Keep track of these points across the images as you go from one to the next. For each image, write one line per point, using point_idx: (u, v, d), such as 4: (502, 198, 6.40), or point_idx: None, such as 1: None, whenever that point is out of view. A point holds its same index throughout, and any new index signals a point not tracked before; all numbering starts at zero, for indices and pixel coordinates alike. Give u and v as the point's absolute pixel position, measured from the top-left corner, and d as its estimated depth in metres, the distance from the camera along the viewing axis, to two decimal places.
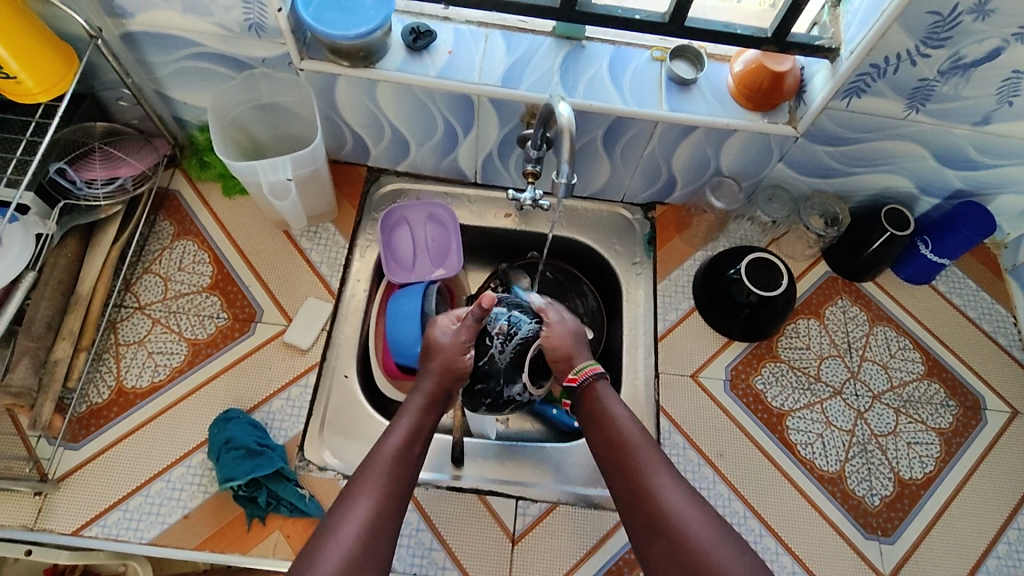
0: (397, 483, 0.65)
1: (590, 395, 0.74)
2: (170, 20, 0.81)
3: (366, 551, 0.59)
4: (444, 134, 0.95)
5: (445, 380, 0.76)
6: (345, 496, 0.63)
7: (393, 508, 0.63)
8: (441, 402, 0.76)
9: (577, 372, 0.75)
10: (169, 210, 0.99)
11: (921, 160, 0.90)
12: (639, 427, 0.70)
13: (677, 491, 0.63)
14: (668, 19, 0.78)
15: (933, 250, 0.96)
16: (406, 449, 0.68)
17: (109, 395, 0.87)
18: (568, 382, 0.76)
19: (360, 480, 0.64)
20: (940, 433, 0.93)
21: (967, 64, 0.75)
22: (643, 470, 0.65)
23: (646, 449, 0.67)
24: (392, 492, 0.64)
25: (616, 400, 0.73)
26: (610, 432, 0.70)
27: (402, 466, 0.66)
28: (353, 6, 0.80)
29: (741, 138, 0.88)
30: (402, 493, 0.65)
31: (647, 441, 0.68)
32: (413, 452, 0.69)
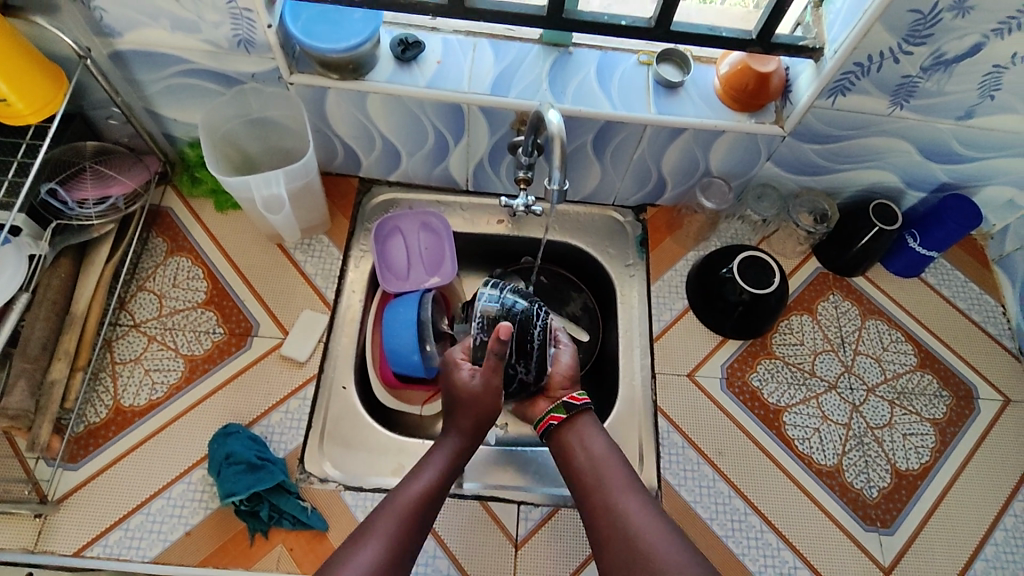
0: (412, 531, 0.67)
1: (571, 425, 0.78)
2: (159, 38, 0.81)
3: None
4: (435, 143, 0.96)
5: (480, 425, 0.76)
6: (358, 539, 0.66)
7: (403, 556, 0.66)
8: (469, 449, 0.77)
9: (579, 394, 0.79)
10: (162, 227, 0.99)
11: (906, 155, 0.91)
12: (616, 452, 0.75)
13: (646, 513, 0.69)
14: (653, 25, 0.79)
15: (921, 243, 0.98)
16: (426, 495, 0.70)
17: (107, 414, 0.87)
18: (568, 399, 0.78)
19: (378, 522, 0.67)
20: (934, 424, 0.94)
21: (948, 60, 0.76)
22: (615, 494, 0.71)
23: (620, 473, 0.73)
24: (406, 540, 0.67)
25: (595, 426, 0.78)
26: (589, 457, 0.74)
27: (419, 514, 0.69)
28: (342, 19, 0.80)
29: (729, 139, 0.89)
30: (415, 539, 0.68)
31: (623, 465, 0.74)
32: (433, 499, 0.70)
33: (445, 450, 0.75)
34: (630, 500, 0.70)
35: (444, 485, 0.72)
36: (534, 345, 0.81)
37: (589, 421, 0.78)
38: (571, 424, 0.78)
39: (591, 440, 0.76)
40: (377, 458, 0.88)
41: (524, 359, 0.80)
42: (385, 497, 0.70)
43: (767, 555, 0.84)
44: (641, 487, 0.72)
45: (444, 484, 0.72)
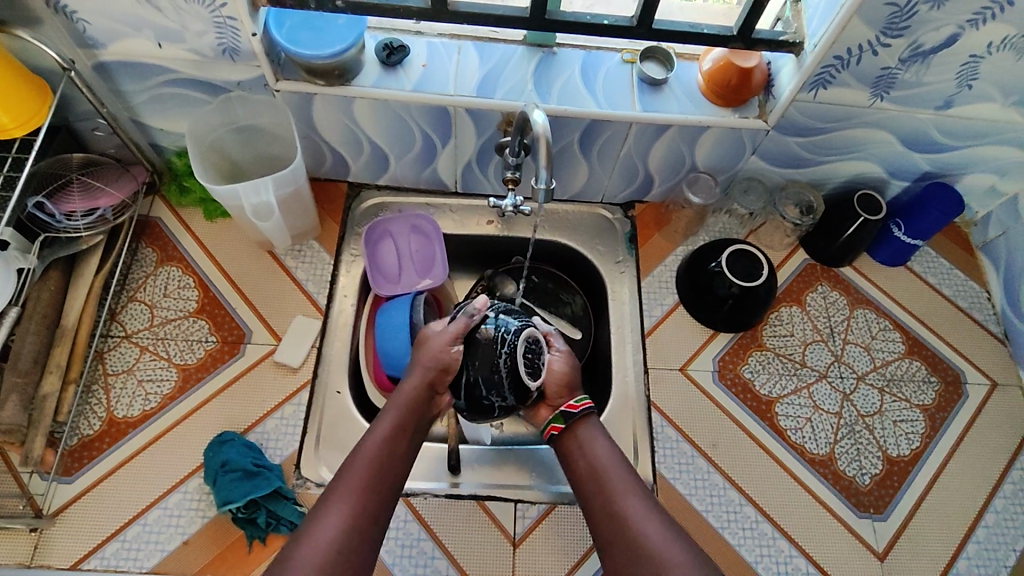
0: (374, 486, 0.67)
1: (573, 430, 0.78)
2: (143, 48, 0.81)
3: (341, 558, 0.61)
4: (423, 147, 0.96)
5: (433, 373, 0.77)
6: (322, 503, 0.65)
7: (370, 512, 0.65)
8: (428, 402, 0.76)
9: (576, 401, 0.79)
10: (151, 237, 0.99)
11: (889, 146, 0.92)
12: (618, 454, 0.75)
13: (648, 516, 0.69)
14: (635, 23, 0.79)
15: (906, 232, 0.99)
16: (385, 451, 0.69)
17: (101, 426, 0.87)
18: (568, 408, 0.78)
19: (340, 485, 0.66)
20: (924, 410, 0.95)
21: (926, 51, 0.77)
22: (616, 497, 0.71)
23: (622, 475, 0.72)
24: (369, 495, 0.66)
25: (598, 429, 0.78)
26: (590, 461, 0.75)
27: (379, 469, 0.68)
28: (326, 25, 0.81)
29: (714, 134, 0.90)
30: (380, 495, 0.67)
31: (624, 468, 0.74)
32: (393, 454, 0.70)
33: (401, 404, 0.74)
34: (631, 502, 0.70)
35: (403, 439, 0.72)
36: (511, 372, 0.77)
37: (591, 424, 0.78)
38: (574, 428, 0.78)
39: (592, 444, 0.76)
40: None
41: (499, 383, 0.78)
42: (346, 459, 0.69)
43: (763, 545, 0.85)
44: (643, 490, 0.72)
45: (402, 438, 0.71)
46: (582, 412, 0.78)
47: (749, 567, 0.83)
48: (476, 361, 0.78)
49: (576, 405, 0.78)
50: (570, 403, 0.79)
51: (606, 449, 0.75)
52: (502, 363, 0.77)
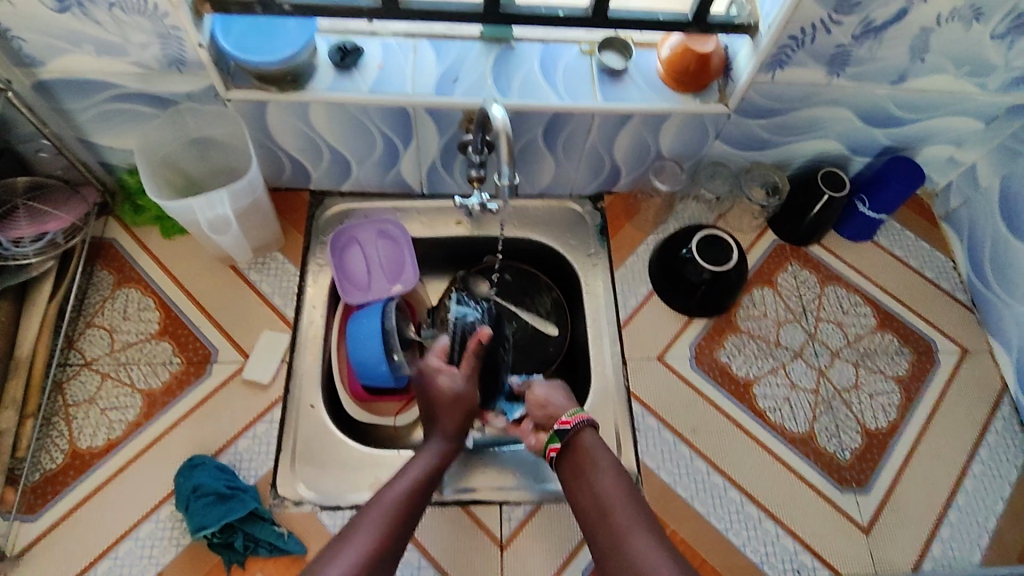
0: (405, 514, 0.72)
1: (578, 445, 0.78)
2: (84, 63, 0.78)
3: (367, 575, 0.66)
4: (384, 150, 0.94)
5: (462, 422, 0.83)
6: (352, 526, 0.70)
7: (398, 537, 0.70)
8: (455, 445, 0.82)
9: (570, 416, 0.80)
10: (106, 259, 0.95)
11: (848, 123, 0.93)
12: (620, 476, 0.75)
13: (649, 547, 0.68)
14: (590, 13, 0.78)
15: (871, 207, 1.00)
16: (418, 484, 0.75)
17: (63, 459, 0.83)
18: (562, 424, 0.79)
19: (363, 519, 0.70)
20: (898, 381, 0.96)
21: (877, 27, 0.77)
22: (619, 526, 0.71)
23: (626, 503, 0.73)
24: (400, 522, 0.71)
25: (603, 450, 0.78)
26: (592, 484, 0.75)
27: (411, 500, 0.73)
28: (275, 30, 0.78)
29: (677, 121, 0.90)
30: (404, 528, 0.71)
31: (628, 495, 0.73)
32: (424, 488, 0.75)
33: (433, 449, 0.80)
34: (635, 532, 0.70)
35: (433, 475, 0.77)
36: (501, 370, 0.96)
37: (592, 445, 0.78)
38: (577, 446, 0.78)
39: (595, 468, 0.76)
40: (352, 474, 0.86)
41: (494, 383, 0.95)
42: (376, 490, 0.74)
43: (750, 528, 0.84)
44: (648, 521, 0.72)
45: (429, 480, 0.76)
46: (575, 427, 0.79)
47: (738, 551, 0.83)
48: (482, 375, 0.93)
49: (569, 420, 0.79)
50: (563, 419, 0.80)
51: (611, 472, 0.75)
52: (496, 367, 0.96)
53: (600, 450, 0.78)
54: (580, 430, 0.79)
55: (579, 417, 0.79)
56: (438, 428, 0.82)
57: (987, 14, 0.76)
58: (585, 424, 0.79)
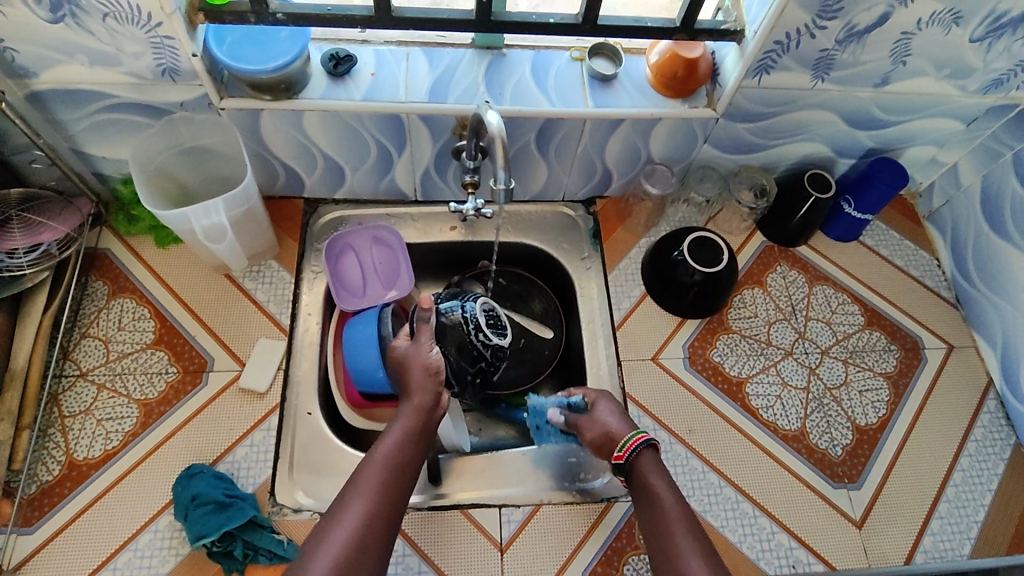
0: (390, 483, 0.71)
1: (636, 471, 0.77)
2: (77, 74, 0.78)
3: (362, 547, 0.66)
4: (378, 156, 0.95)
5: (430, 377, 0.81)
6: (340, 502, 0.69)
7: (387, 506, 0.69)
8: (432, 409, 0.80)
9: (620, 449, 0.79)
10: (100, 270, 0.95)
11: (833, 125, 0.95)
12: (678, 503, 0.73)
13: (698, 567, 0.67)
14: (581, 20, 0.79)
15: (856, 208, 1.02)
16: (398, 452, 0.74)
17: (61, 471, 0.83)
18: (616, 460, 0.79)
19: (354, 487, 0.70)
20: (887, 377, 0.98)
21: (860, 31, 0.79)
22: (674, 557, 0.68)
23: (681, 531, 0.70)
24: (386, 491, 0.70)
25: (662, 479, 0.75)
26: (649, 510, 0.74)
27: (394, 469, 0.72)
28: (268, 39, 0.79)
29: (666, 126, 0.92)
30: (396, 490, 0.71)
31: (686, 524, 0.71)
32: (405, 455, 0.74)
33: (408, 414, 0.79)
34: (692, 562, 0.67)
35: (413, 441, 0.76)
36: (480, 339, 0.87)
37: (653, 467, 0.77)
38: (636, 470, 0.78)
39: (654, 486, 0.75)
40: None
41: (478, 354, 0.88)
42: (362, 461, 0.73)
43: (745, 525, 0.86)
44: (705, 545, 0.69)
45: (412, 440, 0.76)
46: (629, 456, 0.78)
47: (734, 547, 0.84)
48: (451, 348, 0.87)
49: (621, 453, 0.79)
50: (616, 453, 0.79)
51: (669, 499, 0.73)
52: (472, 337, 0.87)
53: (662, 473, 0.77)
54: (634, 459, 0.78)
55: (630, 447, 0.78)
56: (412, 396, 0.81)
57: (965, 18, 0.78)
58: (641, 449, 0.78)
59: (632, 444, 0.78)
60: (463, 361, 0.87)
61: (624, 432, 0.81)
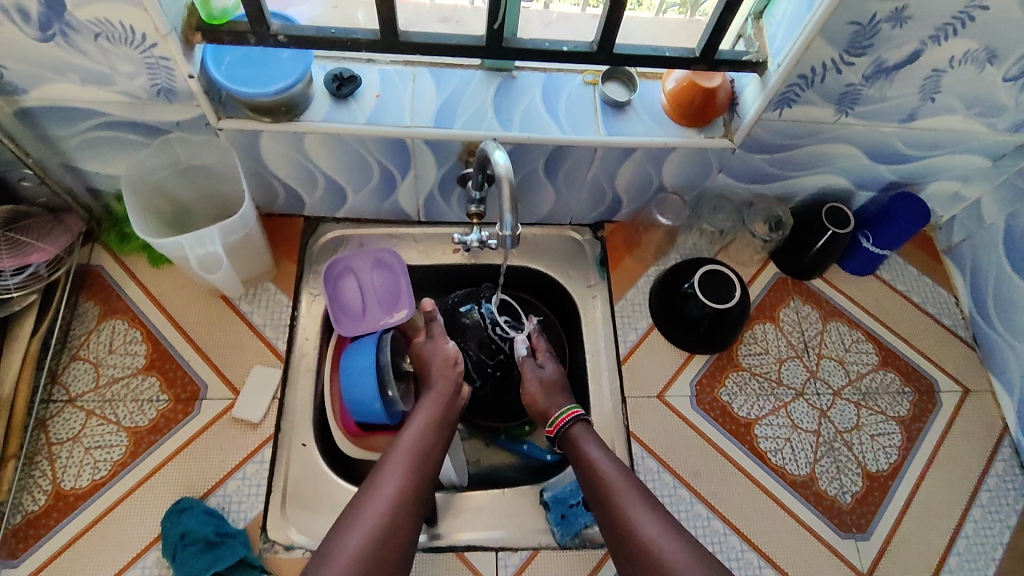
0: (414, 470, 0.74)
1: (571, 442, 0.80)
2: (69, 93, 0.75)
3: (390, 531, 0.68)
4: (381, 179, 0.92)
5: (447, 368, 0.86)
6: (371, 481, 0.72)
7: (413, 493, 0.72)
8: (452, 398, 0.84)
9: (553, 423, 0.83)
10: (92, 289, 0.93)
11: (854, 158, 0.91)
12: (620, 469, 0.76)
13: (651, 519, 0.70)
14: (595, 48, 0.76)
15: (874, 242, 0.99)
16: (419, 442, 0.77)
17: (47, 501, 0.80)
18: (549, 433, 0.83)
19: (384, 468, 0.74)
20: (899, 421, 0.95)
21: (889, 68, 0.75)
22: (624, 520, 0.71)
23: (628, 491, 0.73)
24: (411, 478, 0.74)
25: (597, 449, 0.78)
26: (588, 478, 0.76)
27: (416, 457, 0.76)
28: (269, 61, 0.76)
29: (680, 155, 0.89)
30: (422, 472, 0.75)
31: (632, 486, 0.73)
32: (426, 446, 0.78)
33: (429, 404, 0.82)
34: (644, 521, 0.70)
35: (434, 433, 0.80)
36: (499, 335, 0.93)
37: (584, 433, 0.80)
38: (568, 440, 0.81)
39: (588, 451, 0.78)
40: None
41: (498, 348, 0.93)
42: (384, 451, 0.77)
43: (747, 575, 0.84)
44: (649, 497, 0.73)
45: (434, 428, 0.80)
46: (561, 430, 0.82)
47: None
48: (470, 343, 0.93)
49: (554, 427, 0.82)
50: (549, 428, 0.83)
51: (608, 465, 0.76)
52: (491, 333, 0.93)
53: (594, 439, 0.80)
54: (568, 432, 0.81)
55: (570, 414, 0.82)
56: (431, 385, 0.85)
57: (1000, 57, 0.74)
58: (573, 424, 0.81)
59: (566, 417, 0.82)
60: (484, 356, 0.93)
61: (561, 406, 0.84)
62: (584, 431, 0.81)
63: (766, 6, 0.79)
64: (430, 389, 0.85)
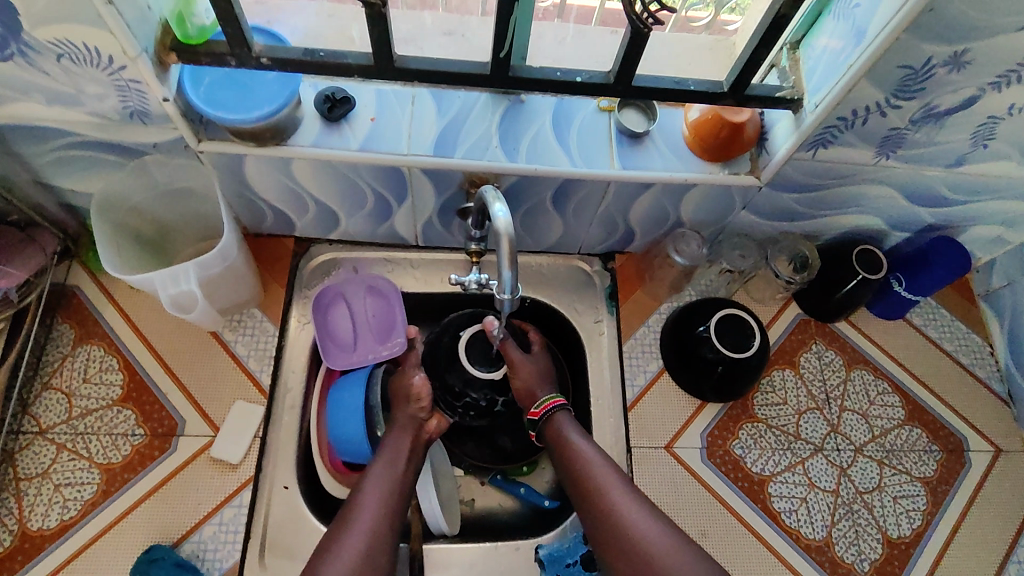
0: (389, 502, 0.71)
1: (551, 427, 0.78)
2: (33, 113, 0.68)
3: (367, 569, 0.65)
4: (376, 206, 0.85)
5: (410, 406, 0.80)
6: (342, 520, 0.68)
7: (387, 531, 0.69)
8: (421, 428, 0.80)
9: (537, 406, 0.79)
10: (67, 310, 0.87)
11: (891, 200, 0.84)
12: (602, 456, 0.74)
13: (637, 510, 0.67)
14: (612, 80, 0.68)
15: (907, 287, 0.92)
16: (392, 471, 0.74)
17: (12, 542, 0.77)
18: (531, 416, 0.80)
19: (355, 504, 0.70)
20: (925, 483, 0.89)
21: (941, 113, 0.67)
22: (606, 506, 0.68)
23: (610, 477, 0.71)
24: (386, 511, 0.70)
25: (578, 435, 0.76)
26: (569, 463, 0.74)
27: (391, 487, 0.72)
28: (253, 84, 0.69)
29: (701, 191, 0.81)
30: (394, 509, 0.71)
31: (614, 474, 0.71)
32: (400, 474, 0.74)
33: (398, 434, 0.78)
34: (627, 508, 0.68)
35: (407, 459, 0.76)
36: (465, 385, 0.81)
37: (564, 421, 0.78)
38: (547, 428, 0.79)
39: (570, 438, 0.76)
40: None
41: (461, 393, 0.81)
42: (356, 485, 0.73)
43: None
44: (632, 485, 0.71)
45: (405, 459, 0.76)
46: (545, 415, 0.79)
47: None
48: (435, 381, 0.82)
49: (537, 411, 0.79)
50: (532, 410, 0.80)
51: (590, 451, 0.74)
52: (451, 377, 0.81)
53: (576, 428, 0.78)
54: (550, 418, 0.79)
55: (547, 407, 0.79)
56: (398, 414, 0.81)
57: None
58: (555, 411, 0.79)
59: (546, 406, 0.79)
60: (447, 399, 0.82)
61: (543, 390, 0.80)
62: (565, 419, 0.79)
63: (804, 35, 0.72)
64: (397, 418, 0.80)
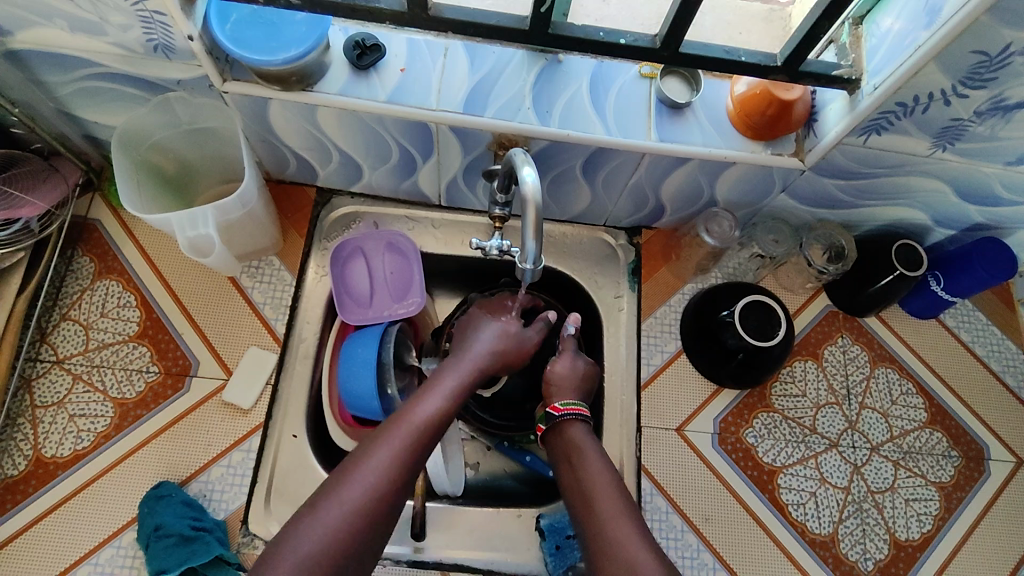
0: (424, 433, 0.64)
1: (565, 436, 0.73)
2: (56, 40, 0.66)
3: (379, 506, 0.58)
4: (400, 161, 0.83)
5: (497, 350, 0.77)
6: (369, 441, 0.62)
7: (412, 467, 0.62)
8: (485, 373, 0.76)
9: (562, 403, 0.75)
10: (88, 243, 0.88)
11: (941, 195, 0.79)
12: (615, 481, 0.67)
13: (638, 542, 0.60)
14: (658, 45, 0.64)
15: (945, 287, 0.88)
16: (438, 407, 0.67)
17: (27, 467, 0.78)
18: (551, 410, 0.75)
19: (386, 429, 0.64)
20: (940, 488, 0.87)
21: (1009, 106, 0.62)
22: (608, 539, 0.61)
23: (615, 504, 0.64)
24: (415, 446, 0.63)
25: (592, 450, 0.71)
26: (579, 479, 0.68)
27: (429, 427, 0.65)
28: (281, 23, 0.66)
29: (739, 170, 0.77)
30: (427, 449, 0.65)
31: (625, 506, 0.64)
32: (444, 417, 0.67)
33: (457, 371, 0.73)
34: (631, 546, 0.60)
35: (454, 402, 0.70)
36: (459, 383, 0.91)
37: (580, 433, 0.73)
38: (560, 436, 0.74)
39: (584, 453, 0.70)
40: None
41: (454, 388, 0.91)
42: (388, 419, 0.65)
43: None
44: (640, 517, 0.64)
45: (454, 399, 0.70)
46: (563, 416, 0.74)
47: None
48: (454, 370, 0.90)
49: (560, 407, 0.75)
50: (555, 405, 0.75)
51: (602, 472, 0.68)
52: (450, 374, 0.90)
53: (595, 442, 0.72)
54: (567, 425, 0.74)
55: (573, 408, 0.74)
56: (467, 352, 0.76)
57: None
58: (574, 418, 0.74)
59: (567, 411, 0.74)
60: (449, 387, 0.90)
61: (571, 394, 0.77)
62: (583, 431, 0.73)
63: (869, 11, 0.67)
64: (460, 356, 0.75)
